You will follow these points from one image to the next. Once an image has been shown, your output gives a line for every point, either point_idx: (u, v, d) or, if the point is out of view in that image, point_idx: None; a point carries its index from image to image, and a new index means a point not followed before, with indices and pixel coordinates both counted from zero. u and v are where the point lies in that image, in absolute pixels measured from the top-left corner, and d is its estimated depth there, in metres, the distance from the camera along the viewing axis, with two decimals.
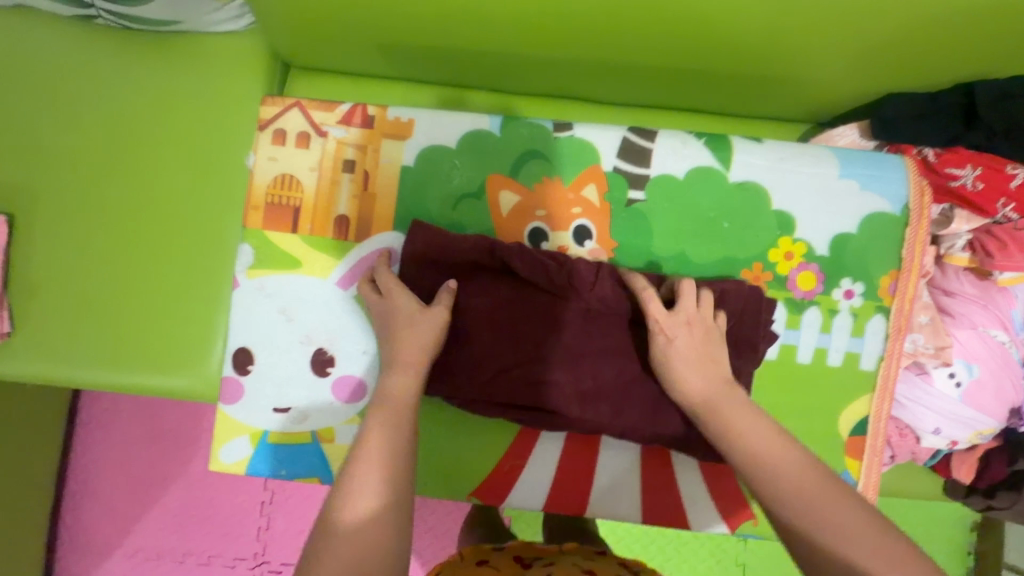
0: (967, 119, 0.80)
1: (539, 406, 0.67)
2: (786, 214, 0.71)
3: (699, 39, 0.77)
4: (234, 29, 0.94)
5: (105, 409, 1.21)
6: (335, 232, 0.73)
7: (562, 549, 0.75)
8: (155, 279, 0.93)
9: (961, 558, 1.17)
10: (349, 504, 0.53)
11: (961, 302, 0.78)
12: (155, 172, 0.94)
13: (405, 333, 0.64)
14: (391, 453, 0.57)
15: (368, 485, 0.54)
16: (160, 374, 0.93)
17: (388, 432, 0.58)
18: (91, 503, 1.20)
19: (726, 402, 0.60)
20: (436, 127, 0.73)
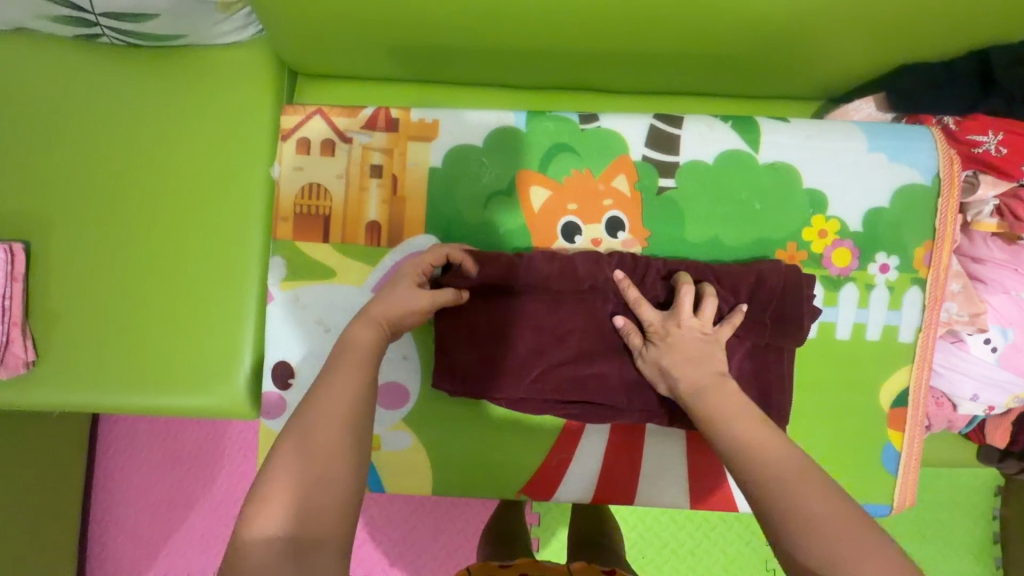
0: (983, 85, 0.82)
1: (590, 399, 0.67)
2: (818, 191, 0.71)
3: (715, 22, 0.77)
4: (239, 39, 0.93)
5: (130, 432, 1.20)
6: (368, 239, 0.72)
7: (569, 568, 0.77)
8: (176, 298, 0.92)
9: (986, 523, 1.19)
10: (273, 495, 0.46)
11: (992, 268, 0.79)
12: (170, 190, 0.93)
13: (387, 292, 0.62)
14: (331, 432, 0.49)
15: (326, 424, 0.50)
16: (188, 394, 0.92)
17: (333, 403, 0.51)
18: (119, 528, 1.19)
19: (716, 396, 0.58)
20: (461, 126, 0.72)
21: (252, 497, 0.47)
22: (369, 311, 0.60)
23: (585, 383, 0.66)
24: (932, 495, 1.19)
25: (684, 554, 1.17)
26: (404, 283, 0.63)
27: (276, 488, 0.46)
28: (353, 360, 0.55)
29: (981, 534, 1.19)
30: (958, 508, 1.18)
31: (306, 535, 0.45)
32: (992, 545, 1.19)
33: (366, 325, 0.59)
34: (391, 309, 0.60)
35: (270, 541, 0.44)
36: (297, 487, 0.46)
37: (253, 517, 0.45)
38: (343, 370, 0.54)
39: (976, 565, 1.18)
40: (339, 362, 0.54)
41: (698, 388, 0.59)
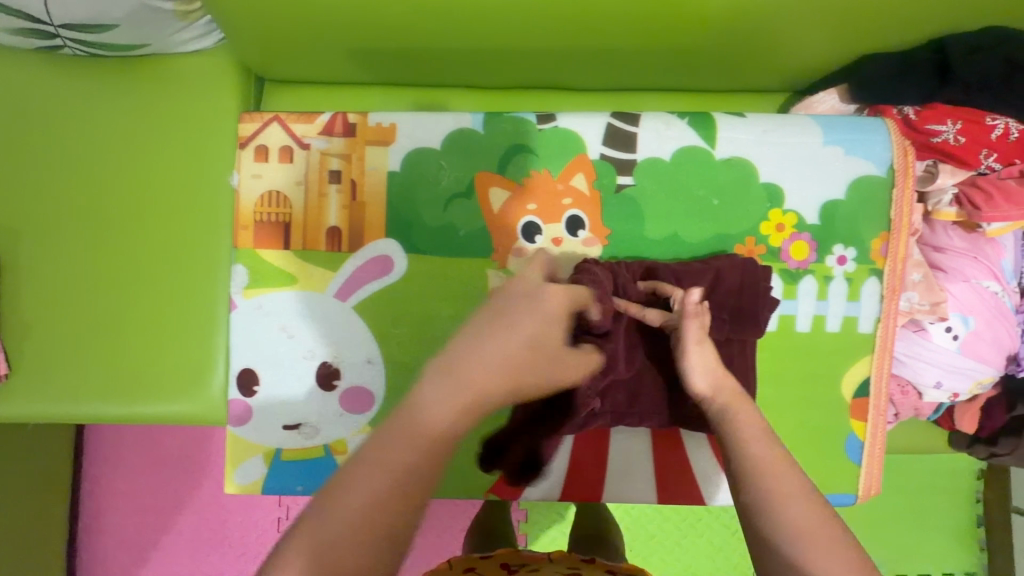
0: (942, 76, 0.82)
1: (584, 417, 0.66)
2: (774, 185, 0.71)
3: (670, 20, 0.77)
4: (202, 47, 0.92)
5: (115, 440, 1.20)
6: (328, 244, 0.72)
7: (549, 557, 0.80)
8: (149, 306, 0.92)
9: (968, 506, 1.20)
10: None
11: (952, 257, 0.80)
12: (139, 200, 0.92)
13: (493, 344, 0.44)
14: (374, 524, 0.36)
15: (368, 511, 0.37)
16: (166, 402, 0.92)
17: (370, 512, 0.37)
18: (107, 536, 1.19)
19: (738, 406, 0.52)
20: (419, 128, 0.73)
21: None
22: (482, 374, 0.42)
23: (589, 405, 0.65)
24: (915, 481, 1.19)
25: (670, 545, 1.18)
26: (532, 340, 0.46)
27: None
28: (419, 450, 0.39)
29: (964, 516, 1.20)
30: (939, 493, 1.19)
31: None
32: (975, 528, 1.20)
33: (467, 395, 0.41)
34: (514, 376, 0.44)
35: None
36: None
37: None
38: (393, 463, 0.38)
39: (959, 548, 1.20)
40: (399, 432, 0.39)
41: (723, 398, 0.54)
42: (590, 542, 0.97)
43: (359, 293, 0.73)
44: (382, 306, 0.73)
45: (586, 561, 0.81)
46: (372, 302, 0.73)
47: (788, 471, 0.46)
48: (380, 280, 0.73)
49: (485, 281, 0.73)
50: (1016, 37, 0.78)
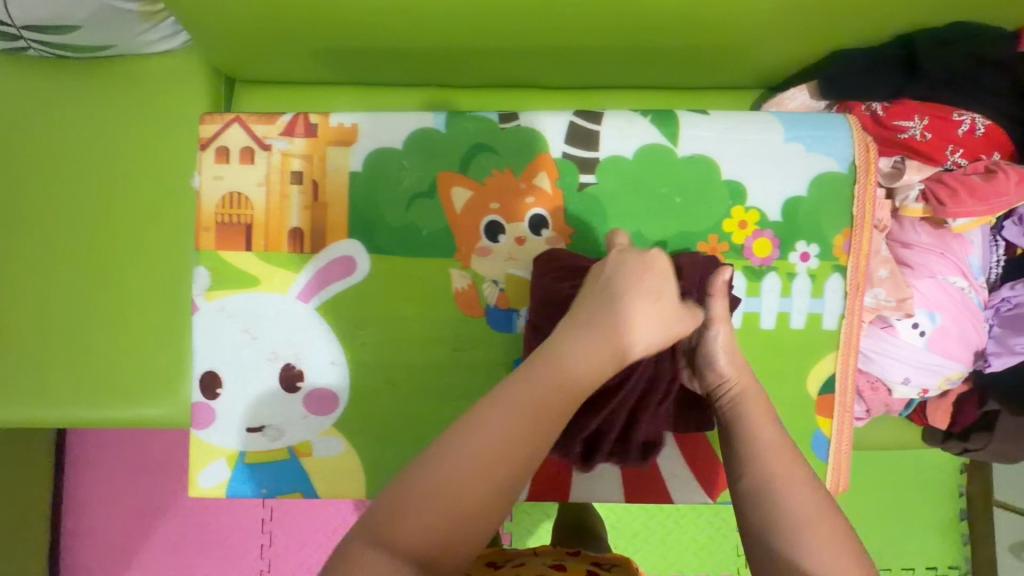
0: (909, 72, 0.83)
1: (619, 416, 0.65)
2: (737, 182, 0.71)
3: (634, 16, 0.77)
4: (171, 47, 0.91)
5: (97, 444, 1.19)
6: (291, 245, 0.72)
7: (535, 552, 0.81)
8: (120, 309, 0.91)
9: (952, 501, 1.20)
10: (404, 513, 0.42)
11: (919, 253, 0.79)
12: (110, 203, 0.92)
13: (632, 314, 0.51)
14: (490, 446, 0.44)
15: (490, 440, 0.44)
16: (139, 405, 0.92)
17: (495, 443, 0.44)
18: (89, 540, 1.19)
19: (750, 398, 0.58)
20: (380, 128, 0.72)
21: (385, 499, 0.43)
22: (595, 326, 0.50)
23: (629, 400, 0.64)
24: (897, 476, 1.19)
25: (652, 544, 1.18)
26: (659, 311, 0.52)
27: (406, 510, 0.42)
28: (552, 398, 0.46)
29: (948, 511, 1.20)
30: (922, 488, 1.19)
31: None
32: (959, 522, 1.20)
33: (586, 346, 0.49)
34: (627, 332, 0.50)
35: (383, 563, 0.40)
36: (433, 521, 0.42)
37: (372, 525, 0.42)
38: (521, 408, 0.45)
39: (944, 543, 1.19)
40: (523, 382, 0.47)
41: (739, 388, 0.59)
42: (573, 532, 0.97)
43: (322, 294, 0.73)
44: (346, 307, 0.73)
45: (570, 555, 0.81)
46: (335, 303, 0.73)
47: (791, 460, 0.52)
48: (343, 281, 0.73)
49: (448, 280, 0.73)
50: (980, 32, 0.79)
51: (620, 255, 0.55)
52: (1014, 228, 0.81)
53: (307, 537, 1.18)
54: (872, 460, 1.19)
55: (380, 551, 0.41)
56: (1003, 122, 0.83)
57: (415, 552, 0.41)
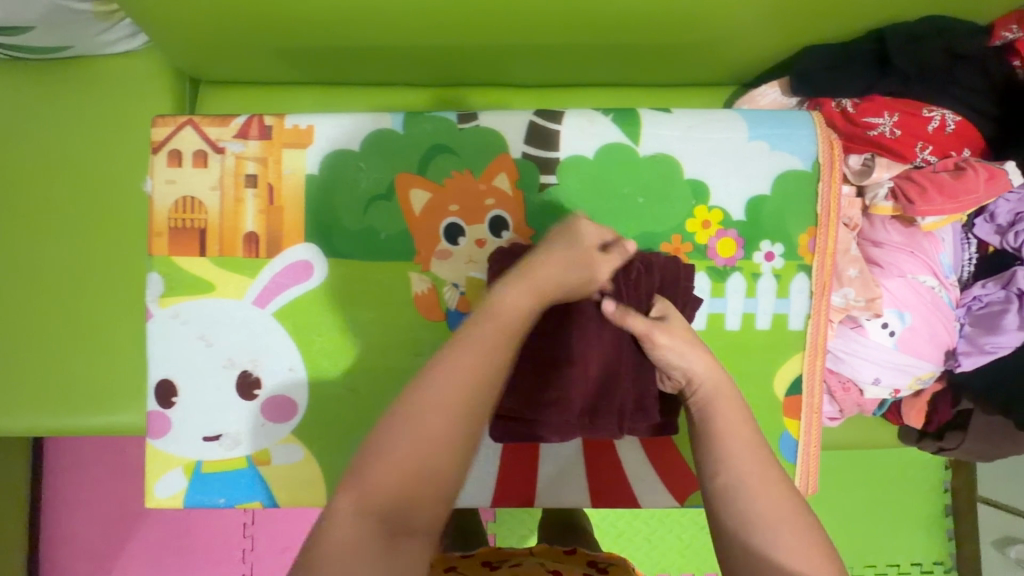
0: (881, 67, 0.82)
1: (611, 413, 0.63)
2: (699, 182, 0.70)
3: (595, 12, 0.76)
4: (131, 48, 0.89)
5: (75, 449, 1.17)
6: (246, 250, 0.71)
7: (531, 551, 0.79)
8: (82, 314, 0.89)
9: (938, 497, 1.18)
10: (374, 474, 0.39)
11: (889, 252, 0.78)
12: (71, 207, 0.90)
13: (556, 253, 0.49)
14: (458, 384, 0.41)
15: (456, 379, 0.41)
16: (95, 413, 0.88)
17: (453, 390, 0.40)
18: (67, 546, 1.16)
19: (724, 396, 0.52)
20: (336, 129, 0.71)
21: (353, 466, 0.40)
22: (531, 271, 0.47)
23: (617, 393, 0.62)
24: (883, 475, 1.17)
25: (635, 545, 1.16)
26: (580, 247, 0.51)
27: (374, 471, 0.39)
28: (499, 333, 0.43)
29: (934, 507, 1.18)
30: (907, 485, 1.17)
31: (409, 530, 0.39)
32: (945, 518, 1.17)
33: (523, 287, 0.46)
34: (560, 271, 0.48)
35: (363, 526, 0.38)
36: (407, 477, 0.39)
37: (347, 493, 0.39)
38: (475, 351, 0.42)
39: (931, 539, 1.17)
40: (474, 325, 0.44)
41: (711, 382, 0.53)
42: (563, 526, 0.93)
43: (278, 299, 0.71)
44: (304, 311, 0.71)
45: (568, 554, 0.79)
46: (291, 309, 0.71)
47: (763, 464, 0.48)
48: (300, 286, 0.71)
49: (407, 284, 0.71)
50: (948, 27, 0.79)
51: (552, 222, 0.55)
52: (985, 225, 0.81)
53: (288, 541, 1.16)
54: (857, 457, 1.17)
55: (358, 515, 0.38)
56: (973, 117, 0.81)
57: (396, 510, 0.39)
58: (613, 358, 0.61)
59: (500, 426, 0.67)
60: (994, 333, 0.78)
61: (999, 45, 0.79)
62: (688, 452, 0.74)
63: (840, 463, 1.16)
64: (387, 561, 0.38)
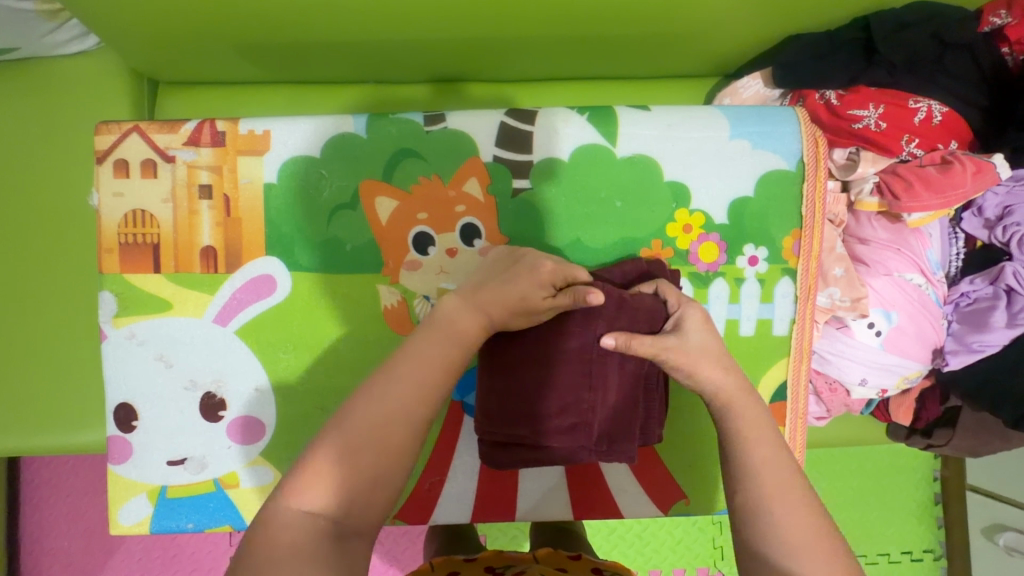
0: (867, 55, 0.78)
1: (631, 437, 0.60)
2: (679, 183, 0.67)
3: (566, 6, 0.72)
4: (84, 49, 0.83)
5: (53, 461, 1.09)
6: (203, 266, 0.67)
7: (536, 556, 0.77)
8: (26, 333, 0.81)
9: (927, 485, 1.17)
10: (321, 475, 0.43)
11: (875, 249, 0.76)
12: (8, 219, 0.82)
13: (511, 278, 0.55)
14: (394, 391, 0.46)
15: (394, 391, 0.46)
16: (37, 436, 0.81)
17: (388, 405, 0.46)
18: (48, 563, 1.08)
19: (742, 407, 0.51)
20: (296, 135, 0.67)
21: (297, 471, 0.43)
22: (478, 292, 0.54)
23: (631, 417, 0.60)
24: (875, 467, 1.15)
25: (628, 548, 1.13)
26: (536, 270, 0.55)
27: (324, 471, 0.43)
28: (419, 355, 0.49)
29: (924, 495, 1.17)
30: (899, 477, 1.16)
31: (353, 529, 0.41)
32: (935, 505, 1.17)
33: (466, 303, 0.53)
34: (503, 299, 0.54)
35: (309, 525, 0.40)
36: (354, 477, 0.43)
37: (293, 494, 0.41)
38: (411, 367, 0.48)
39: (922, 528, 1.16)
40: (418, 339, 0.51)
41: (727, 392, 0.52)
42: (556, 532, 0.91)
43: (240, 317, 0.67)
44: (267, 329, 0.68)
45: (572, 559, 0.76)
46: (253, 327, 0.68)
47: (785, 478, 0.47)
48: (261, 302, 0.67)
49: (376, 297, 0.68)
50: (937, 15, 0.76)
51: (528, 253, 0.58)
52: (973, 219, 0.79)
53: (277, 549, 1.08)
54: (847, 449, 1.15)
55: (305, 513, 0.41)
56: (961, 109, 0.78)
57: (341, 510, 0.42)
58: (630, 381, 0.60)
59: (502, 457, 0.62)
60: (982, 331, 0.76)
61: (988, 31, 0.76)
62: (671, 462, 0.72)
63: (830, 455, 1.15)
64: (337, 556, 0.39)
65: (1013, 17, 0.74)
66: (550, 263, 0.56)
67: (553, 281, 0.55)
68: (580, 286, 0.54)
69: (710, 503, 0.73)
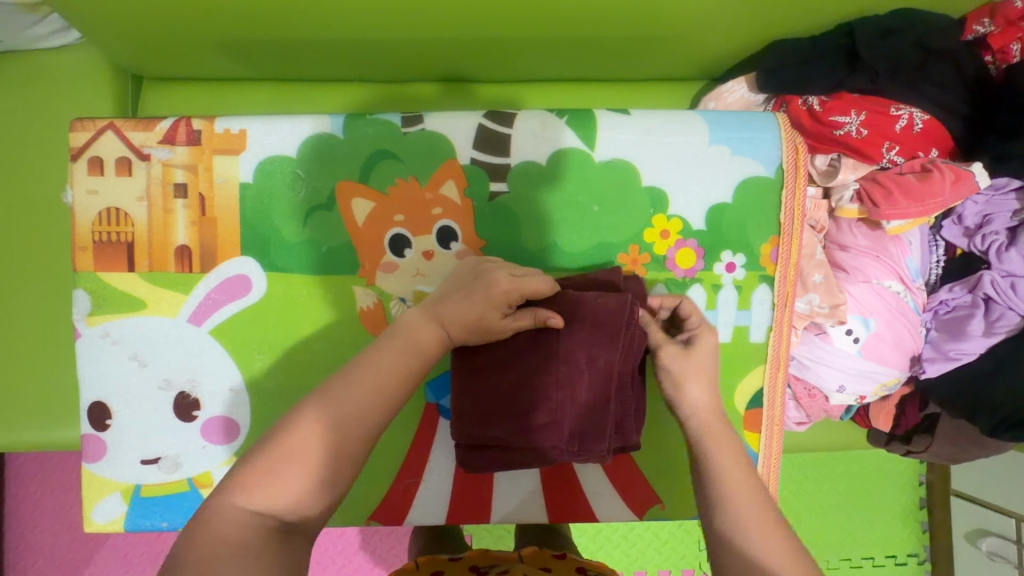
0: (850, 61, 0.77)
1: (602, 438, 0.57)
2: (658, 189, 0.67)
3: (547, 8, 0.71)
4: (66, 43, 0.83)
5: (40, 457, 1.08)
6: (177, 265, 0.66)
7: (519, 556, 0.77)
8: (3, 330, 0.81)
9: (912, 489, 1.17)
10: (273, 472, 0.42)
11: (855, 256, 0.76)
12: None
13: (469, 294, 0.55)
14: (356, 393, 0.47)
15: (357, 395, 0.47)
16: (13, 432, 0.80)
17: (349, 408, 0.46)
18: (34, 559, 1.08)
19: (713, 431, 0.54)
20: (272, 135, 0.66)
21: (248, 467, 0.42)
22: (437, 305, 0.55)
23: (607, 416, 0.57)
24: (859, 472, 1.15)
25: (613, 549, 1.13)
26: (494, 287, 0.55)
27: (274, 469, 0.42)
28: (388, 364, 0.49)
29: (909, 499, 1.17)
30: (884, 481, 1.16)
31: (299, 526, 0.41)
32: (920, 509, 1.17)
33: (429, 316, 0.54)
34: (461, 316, 0.54)
35: (256, 523, 0.40)
36: (304, 475, 0.43)
37: (241, 489, 0.41)
38: (374, 370, 0.49)
39: (906, 532, 1.16)
40: (377, 347, 0.51)
41: (701, 414, 0.56)
42: (540, 531, 0.91)
43: (215, 317, 0.67)
44: (242, 329, 0.67)
45: (556, 559, 0.76)
46: (228, 327, 0.67)
47: (757, 502, 0.49)
48: (236, 302, 0.67)
49: (352, 299, 0.67)
50: (922, 21, 0.76)
51: (492, 266, 0.58)
52: (953, 227, 0.79)
53: None
54: (832, 453, 1.15)
55: (249, 510, 0.40)
56: (942, 117, 0.77)
57: (286, 507, 0.41)
58: (604, 381, 0.57)
59: (478, 459, 0.61)
60: (959, 339, 0.76)
61: (970, 39, 0.78)
62: (647, 467, 0.72)
63: (815, 459, 1.15)
64: (280, 553, 0.39)
65: (996, 26, 0.75)
66: (507, 276, 0.56)
67: (510, 297, 0.56)
68: (540, 309, 0.57)
69: (685, 509, 0.73)
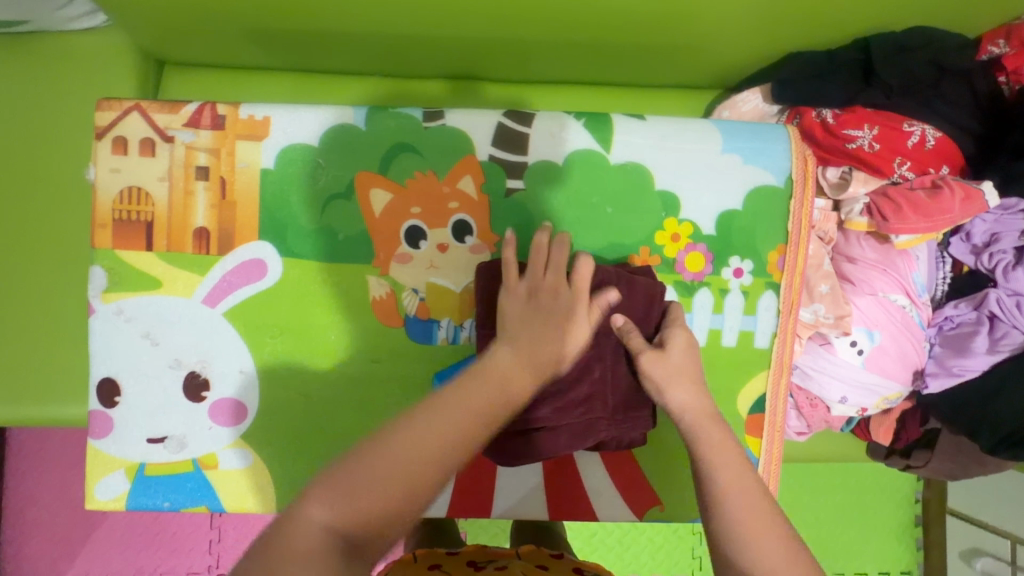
0: (865, 77, 0.79)
1: (642, 407, 0.63)
2: (671, 194, 0.68)
3: (570, 11, 0.73)
4: (95, 25, 0.83)
5: (43, 433, 1.09)
6: (194, 246, 0.67)
7: (516, 553, 0.77)
8: (16, 304, 0.81)
9: (908, 506, 1.17)
10: (354, 488, 0.40)
11: (862, 268, 0.77)
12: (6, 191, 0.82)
13: (560, 324, 0.54)
14: (444, 421, 0.44)
15: (444, 424, 0.44)
16: (20, 406, 0.81)
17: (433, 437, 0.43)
18: (31, 536, 1.08)
19: (706, 428, 0.52)
20: (294, 124, 0.67)
21: (330, 476, 0.41)
22: (532, 346, 0.52)
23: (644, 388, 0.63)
24: (856, 486, 1.16)
25: (607, 551, 1.13)
26: (581, 311, 0.56)
27: (358, 488, 0.40)
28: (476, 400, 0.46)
29: (904, 516, 1.17)
30: (881, 496, 1.16)
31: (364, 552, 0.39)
32: (916, 527, 1.17)
33: (521, 358, 0.51)
34: (559, 352, 0.54)
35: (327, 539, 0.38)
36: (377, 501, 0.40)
37: (324, 501, 0.39)
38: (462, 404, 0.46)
39: (900, 549, 1.16)
40: (466, 385, 0.48)
41: (694, 414, 0.53)
42: (536, 529, 0.91)
43: (229, 299, 0.68)
44: (254, 312, 0.68)
45: (552, 557, 0.76)
46: (241, 310, 0.68)
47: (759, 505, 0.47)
48: (251, 286, 0.68)
49: (365, 287, 0.68)
50: (938, 40, 0.77)
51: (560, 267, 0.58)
52: (961, 244, 0.79)
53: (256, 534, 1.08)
54: (830, 466, 1.15)
55: (330, 528, 0.38)
56: (954, 133, 0.79)
57: (364, 530, 0.39)
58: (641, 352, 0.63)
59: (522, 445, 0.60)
60: (963, 355, 0.77)
61: (985, 59, 0.77)
62: (648, 467, 0.72)
63: (813, 471, 1.15)
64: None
65: (1010, 47, 0.74)
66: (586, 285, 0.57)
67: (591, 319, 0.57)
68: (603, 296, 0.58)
69: (683, 512, 0.73)
